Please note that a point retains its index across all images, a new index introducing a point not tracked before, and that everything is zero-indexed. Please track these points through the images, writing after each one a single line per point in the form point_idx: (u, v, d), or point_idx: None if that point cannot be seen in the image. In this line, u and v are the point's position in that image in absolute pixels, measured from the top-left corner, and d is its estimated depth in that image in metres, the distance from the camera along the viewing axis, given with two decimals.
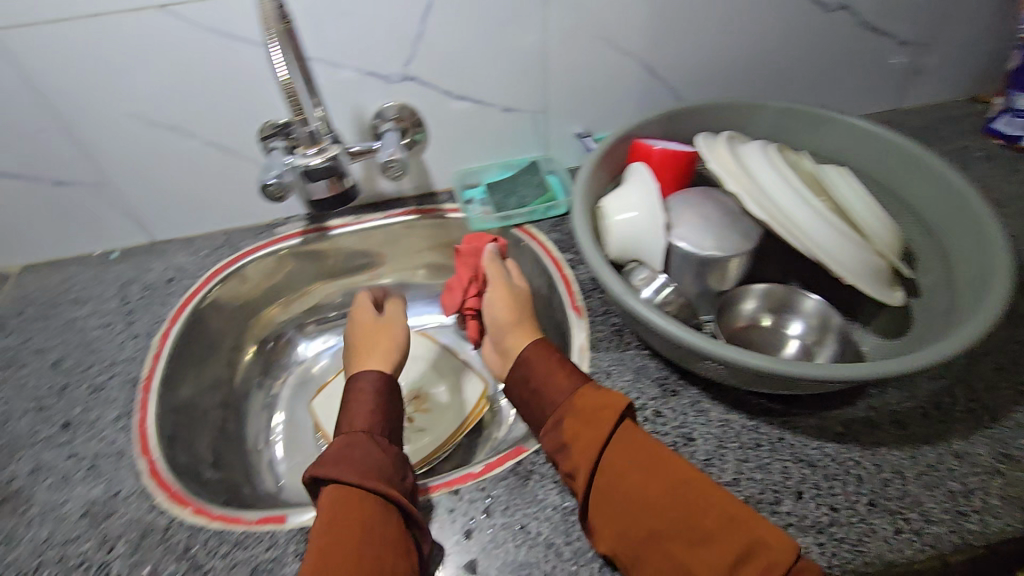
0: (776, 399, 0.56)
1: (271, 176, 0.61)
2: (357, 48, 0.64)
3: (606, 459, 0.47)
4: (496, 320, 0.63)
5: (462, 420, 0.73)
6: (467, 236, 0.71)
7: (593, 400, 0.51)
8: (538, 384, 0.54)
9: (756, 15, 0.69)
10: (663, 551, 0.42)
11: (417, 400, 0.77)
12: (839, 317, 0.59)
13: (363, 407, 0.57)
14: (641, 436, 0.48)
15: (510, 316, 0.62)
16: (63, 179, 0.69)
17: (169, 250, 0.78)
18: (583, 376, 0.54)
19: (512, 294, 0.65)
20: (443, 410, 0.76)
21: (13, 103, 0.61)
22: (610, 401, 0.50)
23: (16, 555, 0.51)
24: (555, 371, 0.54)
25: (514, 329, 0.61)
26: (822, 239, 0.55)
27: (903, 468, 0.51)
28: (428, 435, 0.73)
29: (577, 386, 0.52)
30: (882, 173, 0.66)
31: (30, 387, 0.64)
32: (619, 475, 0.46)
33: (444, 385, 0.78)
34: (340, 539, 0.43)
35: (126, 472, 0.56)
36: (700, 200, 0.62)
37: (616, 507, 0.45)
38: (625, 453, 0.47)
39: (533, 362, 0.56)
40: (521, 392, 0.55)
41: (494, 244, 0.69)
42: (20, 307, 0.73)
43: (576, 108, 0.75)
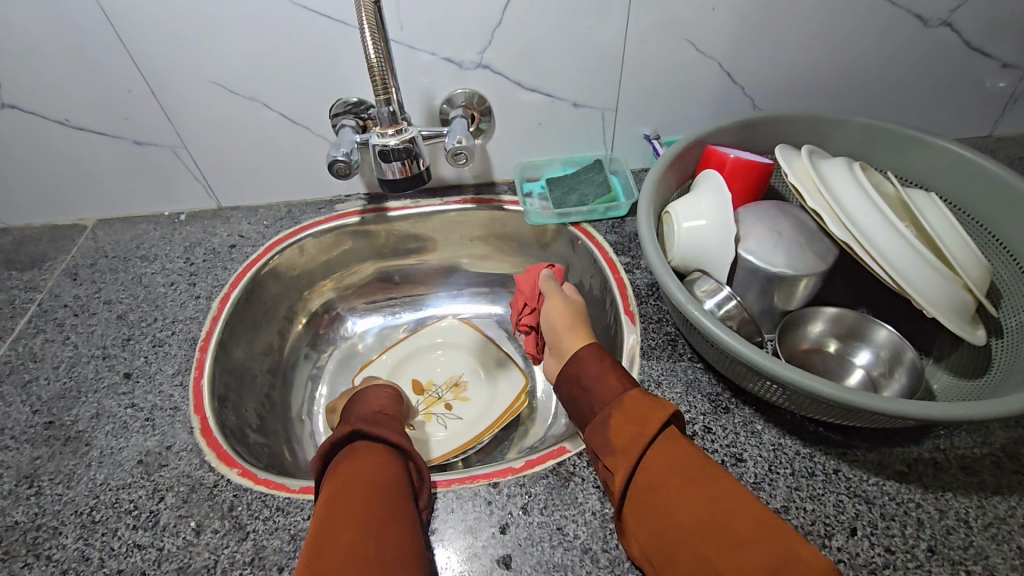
0: (835, 429, 0.54)
1: (340, 154, 0.62)
2: (435, 32, 0.63)
3: (644, 462, 0.45)
4: (552, 324, 0.62)
5: (499, 412, 0.72)
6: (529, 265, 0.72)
7: (640, 400, 0.49)
8: (589, 382, 0.53)
9: (850, 24, 0.66)
10: (696, 561, 0.40)
11: (457, 387, 0.77)
12: (913, 350, 0.56)
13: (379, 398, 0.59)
14: (684, 443, 0.46)
15: (565, 321, 0.61)
16: (144, 140, 0.71)
17: (233, 216, 0.80)
18: (634, 381, 0.52)
19: (571, 301, 0.64)
20: (481, 400, 0.75)
21: (105, 62, 0.63)
22: (656, 403, 0.48)
23: (74, 494, 0.53)
24: (606, 371, 0.53)
25: (571, 331, 0.60)
26: (904, 266, 0.52)
27: (969, 517, 0.48)
28: (467, 423, 0.73)
29: (626, 388, 0.51)
30: (973, 201, 0.61)
31: (98, 336, 0.67)
32: (656, 478, 0.44)
33: (484, 375, 0.78)
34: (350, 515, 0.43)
35: (179, 427, 0.58)
36: (773, 214, 0.59)
37: (652, 512, 0.43)
38: (665, 458, 0.45)
39: (586, 361, 0.54)
40: (571, 388, 0.54)
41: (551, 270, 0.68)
42: (94, 258, 0.76)
43: (647, 109, 0.74)
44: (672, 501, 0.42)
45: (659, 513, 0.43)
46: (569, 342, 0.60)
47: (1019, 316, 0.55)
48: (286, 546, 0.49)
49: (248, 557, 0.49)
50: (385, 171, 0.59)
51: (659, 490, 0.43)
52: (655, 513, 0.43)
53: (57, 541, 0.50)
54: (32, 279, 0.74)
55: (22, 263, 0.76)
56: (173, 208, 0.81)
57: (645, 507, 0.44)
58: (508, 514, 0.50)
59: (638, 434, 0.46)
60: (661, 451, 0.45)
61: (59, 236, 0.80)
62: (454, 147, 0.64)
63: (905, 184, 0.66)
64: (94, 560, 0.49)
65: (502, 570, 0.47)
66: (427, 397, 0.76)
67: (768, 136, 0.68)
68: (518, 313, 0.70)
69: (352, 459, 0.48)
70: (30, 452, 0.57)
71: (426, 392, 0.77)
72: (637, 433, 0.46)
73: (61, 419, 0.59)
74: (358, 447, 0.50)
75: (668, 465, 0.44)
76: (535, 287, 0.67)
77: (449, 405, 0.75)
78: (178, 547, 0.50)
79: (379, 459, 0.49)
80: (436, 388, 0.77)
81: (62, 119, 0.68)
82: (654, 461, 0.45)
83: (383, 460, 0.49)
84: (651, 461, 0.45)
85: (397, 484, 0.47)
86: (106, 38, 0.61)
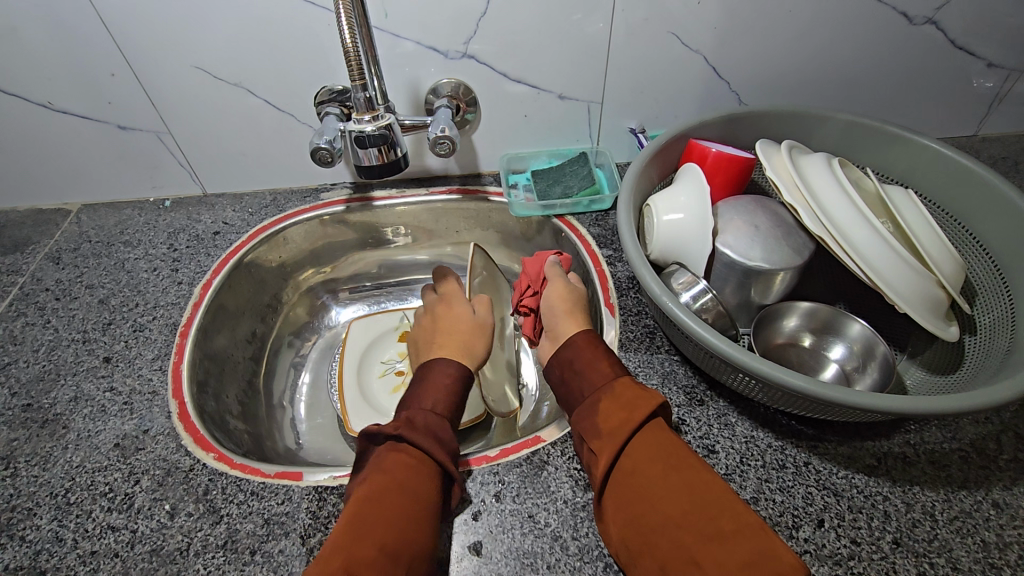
0: (808, 422, 0.54)
1: (323, 141, 0.62)
2: (419, 21, 0.63)
3: (632, 447, 0.46)
4: (551, 308, 0.61)
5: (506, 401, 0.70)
6: (538, 249, 0.71)
7: (640, 387, 0.50)
8: (582, 366, 0.53)
9: (835, 21, 0.66)
10: (675, 546, 0.40)
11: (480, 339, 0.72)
12: (885, 346, 0.56)
13: (440, 388, 0.54)
14: (670, 435, 0.46)
15: (564, 306, 0.60)
16: (129, 126, 0.72)
17: (219, 203, 0.81)
18: (626, 370, 0.53)
19: (573, 286, 0.63)
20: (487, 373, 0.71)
21: (89, 46, 0.63)
22: (650, 391, 0.49)
23: (50, 476, 0.54)
24: (600, 358, 0.53)
25: (569, 316, 0.60)
26: (879, 261, 0.52)
27: (936, 510, 0.48)
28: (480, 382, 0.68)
29: (618, 375, 0.51)
30: (950, 199, 0.62)
31: (78, 320, 0.67)
32: (641, 464, 0.45)
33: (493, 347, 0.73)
34: (370, 509, 0.43)
35: (158, 411, 0.58)
36: (753, 208, 0.59)
37: (636, 495, 0.43)
38: (654, 445, 0.45)
39: (580, 346, 0.55)
40: (562, 370, 0.55)
41: (557, 257, 0.67)
42: (77, 243, 0.76)
43: (633, 103, 0.74)
44: (655, 486, 0.43)
45: (643, 497, 0.43)
46: (566, 326, 0.59)
47: (993, 314, 0.55)
48: (260, 530, 0.49)
49: (221, 541, 0.49)
50: (362, 157, 0.58)
51: (646, 476, 0.44)
52: (641, 494, 0.43)
53: (32, 522, 0.51)
54: (15, 262, 0.74)
55: (5, 247, 0.76)
56: (157, 194, 0.81)
57: (630, 488, 0.44)
58: (481, 502, 0.51)
59: (627, 419, 0.47)
60: (648, 436, 0.46)
61: (43, 221, 0.80)
62: (437, 136, 0.64)
63: (886, 180, 0.67)
64: (68, 541, 0.49)
65: (473, 556, 0.47)
66: None
67: (751, 132, 0.69)
68: (520, 295, 0.70)
69: (391, 463, 0.46)
70: (8, 433, 0.57)
71: None
72: (626, 419, 0.47)
73: (39, 401, 0.59)
74: (402, 448, 0.48)
75: (654, 453, 0.45)
76: (541, 272, 0.67)
77: None
78: (152, 530, 0.50)
79: (421, 466, 0.47)
80: None
81: (44, 103, 0.68)
82: (639, 446, 0.46)
83: (414, 470, 0.46)
84: (637, 445, 0.46)
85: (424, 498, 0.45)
86: (89, 22, 0.61)
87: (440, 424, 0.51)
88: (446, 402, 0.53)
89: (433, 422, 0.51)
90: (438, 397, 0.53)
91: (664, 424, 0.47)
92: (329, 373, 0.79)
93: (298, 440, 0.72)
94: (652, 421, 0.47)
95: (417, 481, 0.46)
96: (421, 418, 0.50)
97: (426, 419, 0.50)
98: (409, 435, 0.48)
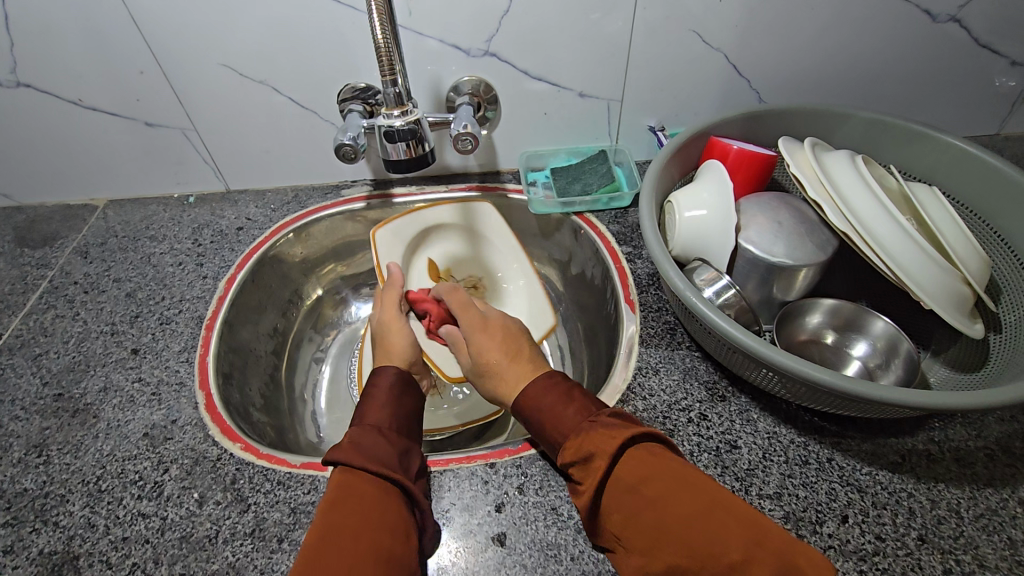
0: (830, 419, 0.54)
1: (347, 138, 0.63)
2: (443, 19, 0.64)
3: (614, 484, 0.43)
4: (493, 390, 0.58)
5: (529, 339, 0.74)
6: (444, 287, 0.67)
7: (585, 438, 0.45)
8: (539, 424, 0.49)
9: (858, 17, 0.66)
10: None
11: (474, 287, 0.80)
12: (909, 343, 0.56)
13: (377, 403, 0.53)
14: (650, 463, 0.42)
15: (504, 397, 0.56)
16: (155, 122, 0.73)
17: (241, 200, 0.82)
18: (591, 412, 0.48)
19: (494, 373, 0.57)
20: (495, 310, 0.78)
21: (117, 42, 0.64)
22: (603, 441, 0.44)
23: (81, 463, 0.55)
24: (551, 416, 0.49)
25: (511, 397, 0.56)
26: (904, 258, 0.52)
27: (961, 507, 0.48)
28: None
29: (575, 427, 0.47)
30: (976, 198, 0.62)
31: (106, 312, 0.68)
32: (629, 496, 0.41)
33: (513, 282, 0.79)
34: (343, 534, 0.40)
35: (185, 402, 0.59)
36: (775, 205, 0.59)
37: (630, 533, 0.41)
38: (640, 475, 0.42)
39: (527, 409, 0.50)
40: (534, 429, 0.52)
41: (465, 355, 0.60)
42: (104, 237, 0.78)
43: (654, 102, 0.74)
44: (649, 517, 0.40)
45: (640, 530, 0.41)
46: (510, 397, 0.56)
47: (1019, 312, 0.55)
48: (287, 518, 0.50)
49: (249, 529, 0.50)
50: (391, 151, 0.59)
51: (636, 512, 0.41)
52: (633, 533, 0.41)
53: (65, 508, 0.52)
54: (44, 256, 0.76)
55: (34, 241, 0.78)
56: (182, 189, 0.83)
57: (623, 527, 0.42)
58: (504, 494, 0.51)
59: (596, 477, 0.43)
60: (626, 473, 0.42)
61: (70, 216, 0.81)
62: (460, 133, 0.64)
63: (909, 179, 0.66)
64: (100, 527, 0.50)
65: (497, 547, 0.48)
66: None
67: (772, 130, 0.69)
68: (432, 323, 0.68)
69: (335, 485, 0.44)
70: (40, 422, 0.58)
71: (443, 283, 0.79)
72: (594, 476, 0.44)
73: (70, 391, 0.61)
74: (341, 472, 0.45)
75: (638, 486, 0.41)
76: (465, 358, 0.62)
77: None
78: (181, 517, 0.51)
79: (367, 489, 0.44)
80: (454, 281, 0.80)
81: (75, 100, 0.69)
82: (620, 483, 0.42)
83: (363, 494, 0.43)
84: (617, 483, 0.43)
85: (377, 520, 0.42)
86: (121, 19, 0.62)
87: (373, 437, 0.48)
88: (387, 414, 0.52)
89: (365, 437, 0.48)
90: (379, 408, 0.52)
91: (635, 457, 0.43)
92: (348, 367, 0.80)
93: (319, 434, 0.73)
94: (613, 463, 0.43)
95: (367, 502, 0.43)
96: (349, 436, 0.48)
97: (363, 437, 0.48)
98: (342, 456, 0.45)
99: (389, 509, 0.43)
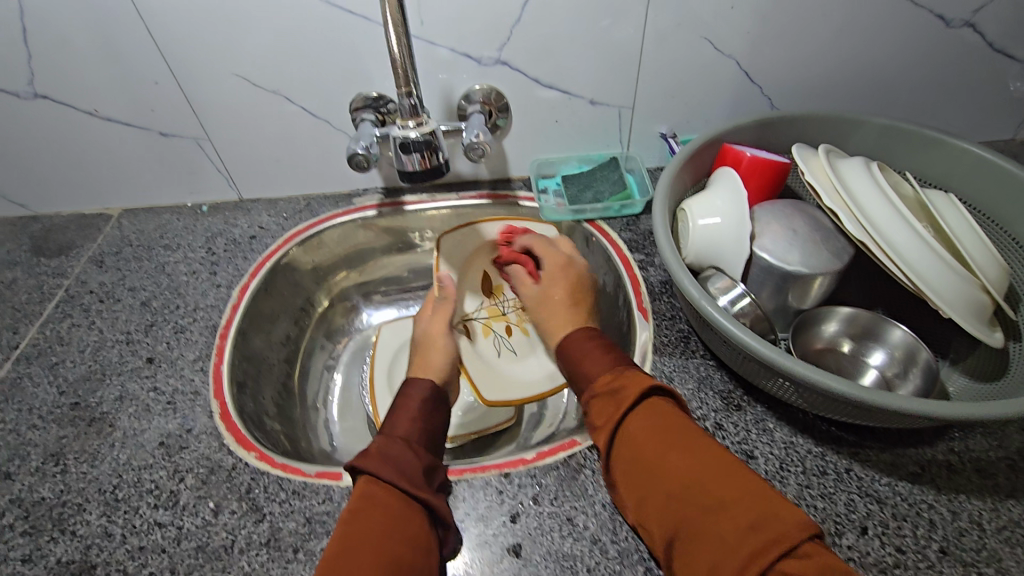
0: (848, 428, 0.54)
1: (360, 147, 0.63)
2: (455, 29, 0.64)
3: (632, 427, 0.46)
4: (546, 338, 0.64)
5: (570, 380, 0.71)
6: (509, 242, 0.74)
7: (620, 376, 0.50)
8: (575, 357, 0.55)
9: (872, 22, 0.65)
10: (678, 522, 0.40)
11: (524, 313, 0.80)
12: (928, 352, 0.56)
13: (406, 416, 0.53)
14: (667, 412, 0.46)
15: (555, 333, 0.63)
16: (170, 132, 0.73)
17: (254, 208, 0.82)
18: (622, 359, 0.53)
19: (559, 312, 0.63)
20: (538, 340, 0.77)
21: (134, 53, 0.64)
22: (635, 376, 0.49)
23: (98, 472, 0.55)
24: (590, 351, 0.55)
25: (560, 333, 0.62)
26: (922, 267, 0.51)
27: (983, 519, 0.48)
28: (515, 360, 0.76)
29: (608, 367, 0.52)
30: (993, 204, 0.61)
31: (122, 321, 0.69)
32: (644, 436, 0.45)
33: None
34: (363, 542, 0.41)
35: (200, 411, 0.60)
36: (790, 213, 0.59)
37: (643, 478, 0.43)
38: (658, 421, 0.45)
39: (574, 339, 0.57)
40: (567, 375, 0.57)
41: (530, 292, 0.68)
42: (118, 247, 0.78)
43: (665, 109, 0.74)
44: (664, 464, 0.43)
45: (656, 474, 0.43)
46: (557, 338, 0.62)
47: None
48: (302, 528, 0.50)
49: (264, 539, 0.50)
50: (406, 163, 0.59)
51: (648, 449, 0.44)
52: (634, 480, 0.44)
53: (82, 518, 0.52)
54: (60, 266, 0.76)
55: (50, 250, 0.79)
56: (195, 198, 0.83)
57: (639, 478, 0.44)
58: (519, 504, 0.51)
59: (618, 408, 0.48)
60: (648, 411, 0.46)
61: (86, 225, 0.82)
62: (472, 142, 0.65)
63: (925, 185, 0.66)
64: (117, 536, 0.51)
65: (513, 559, 0.48)
66: (493, 308, 0.80)
67: (785, 137, 0.69)
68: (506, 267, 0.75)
69: (359, 495, 0.45)
70: (57, 431, 0.58)
71: (495, 302, 0.81)
72: (617, 408, 0.48)
73: (86, 400, 0.61)
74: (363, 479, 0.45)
75: (656, 429, 0.45)
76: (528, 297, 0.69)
77: (509, 327, 0.79)
78: (197, 527, 0.51)
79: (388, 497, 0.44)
80: (504, 302, 0.81)
81: (92, 110, 0.70)
82: (639, 421, 0.46)
83: (384, 505, 0.44)
84: (637, 420, 0.46)
85: (395, 529, 0.42)
86: (138, 31, 0.62)
87: (400, 449, 0.48)
88: (415, 427, 0.52)
89: (392, 447, 0.49)
90: (410, 420, 0.52)
91: (657, 403, 0.47)
92: (360, 375, 0.80)
93: (332, 442, 0.73)
94: (636, 403, 0.47)
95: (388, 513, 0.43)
96: (376, 446, 0.48)
97: (389, 446, 0.49)
98: (365, 464, 0.46)
99: (410, 521, 0.43)
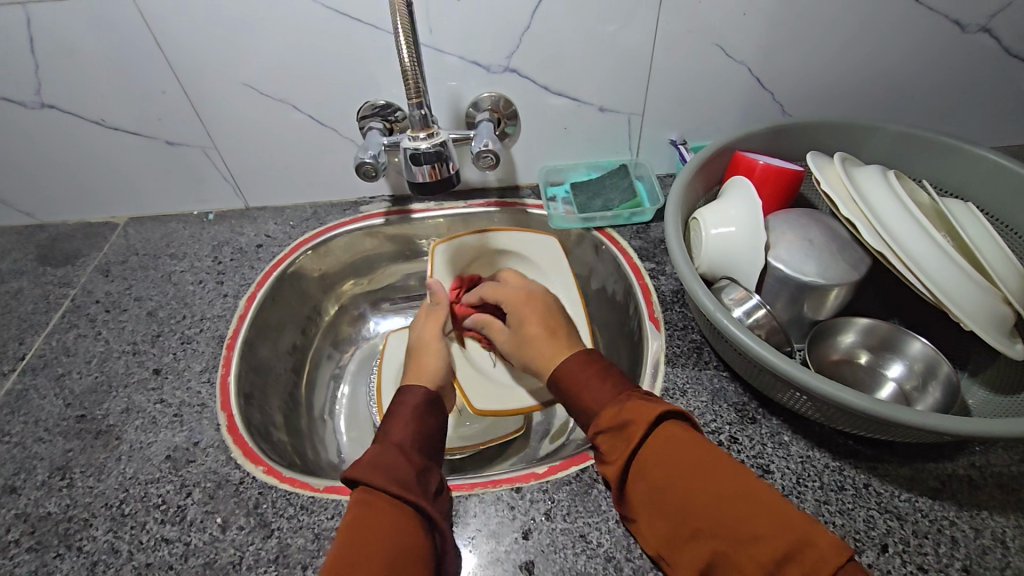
0: (865, 442, 0.53)
1: (368, 156, 0.62)
2: (464, 37, 0.64)
3: (645, 461, 0.44)
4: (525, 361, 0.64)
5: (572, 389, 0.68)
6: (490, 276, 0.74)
7: (625, 408, 0.48)
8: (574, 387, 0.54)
9: (886, 28, 0.65)
10: (708, 554, 0.39)
11: None
12: (948, 365, 0.55)
13: (399, 424, 0.52)
14: (676, 439, 0.44)
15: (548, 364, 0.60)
16: (176, 141, 0.73)
17: (260, 217, 0.82)
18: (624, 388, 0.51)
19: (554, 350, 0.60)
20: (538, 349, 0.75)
21: (141, 62, 0.64)
22: (641, 407, 0.47)
23: (105, 486, 0.54)
24: (595, 382, 0.53)
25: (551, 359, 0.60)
26: (942, 279, 0.50)
27: (1006, 537, 0.46)
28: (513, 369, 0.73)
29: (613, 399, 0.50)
30: (1013, 213, 0.60)
31: (127, 332, 0.68)
32: (659, 470, 0.43)
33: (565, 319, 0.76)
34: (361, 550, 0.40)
35: (207, 423, 0.59)
36: (805, 222, 0.58)
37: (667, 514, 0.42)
38: (668, 452, 0.44)
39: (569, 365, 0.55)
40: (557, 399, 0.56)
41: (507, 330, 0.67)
42: (124, 256, 0.78)
43: (675, 116, 0.73)
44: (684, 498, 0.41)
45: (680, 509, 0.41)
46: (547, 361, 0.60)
47: None
48: (310, 545, 0.50)
49: (273, 555, 0.49)
50: (416, 173, 0.59)
51: (667, 486, 0.42)
52: (656, 499, 0.43)
53: (88, 533, 0.51)
54: (67, 275, 0.76)
55: (57, 260, 0.78)
56: (201, 207, 0.83)
57: (661, 510, 0.43)
58: (531, 520, 0.50)
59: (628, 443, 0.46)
60: (660, 443, 0.44)
61: (92, 234, 0.82)
62: (481, 150, 0.64)
63: (941, 193, 0.65)
64: (123, 553, 0.50)
65: None
66: None
67: (798, 144, 0.68)
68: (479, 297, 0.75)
69: (355, 504, 0.44)
70: (63, 444, 0.58)
71: None
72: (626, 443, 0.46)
73: (92, 413, 0.60)
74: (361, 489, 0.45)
75: (669, 461, 0.43)
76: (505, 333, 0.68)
77: None
78: (204, 543, 0.50)
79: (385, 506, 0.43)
80: None
81: (98, 120, 0.70)
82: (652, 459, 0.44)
83: (384, 516, 0.43)
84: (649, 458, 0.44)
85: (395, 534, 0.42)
86: (145, 40, 0.62)
87: (394, 456, 0.48)
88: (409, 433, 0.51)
89: (387, 455, 0.48)
90: (403, 427, 0.52)
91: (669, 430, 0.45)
92: (367, 385, 0.79)
93: (340, 454, 0.72)
94: (648, 434, 0.45)
95: (387, 521, 0.42)
96: (371, 454, 0.48)
97: (381, 455, 0.48)
98: (358, 474, 0.45)
99: (407, 529, 0.42)
